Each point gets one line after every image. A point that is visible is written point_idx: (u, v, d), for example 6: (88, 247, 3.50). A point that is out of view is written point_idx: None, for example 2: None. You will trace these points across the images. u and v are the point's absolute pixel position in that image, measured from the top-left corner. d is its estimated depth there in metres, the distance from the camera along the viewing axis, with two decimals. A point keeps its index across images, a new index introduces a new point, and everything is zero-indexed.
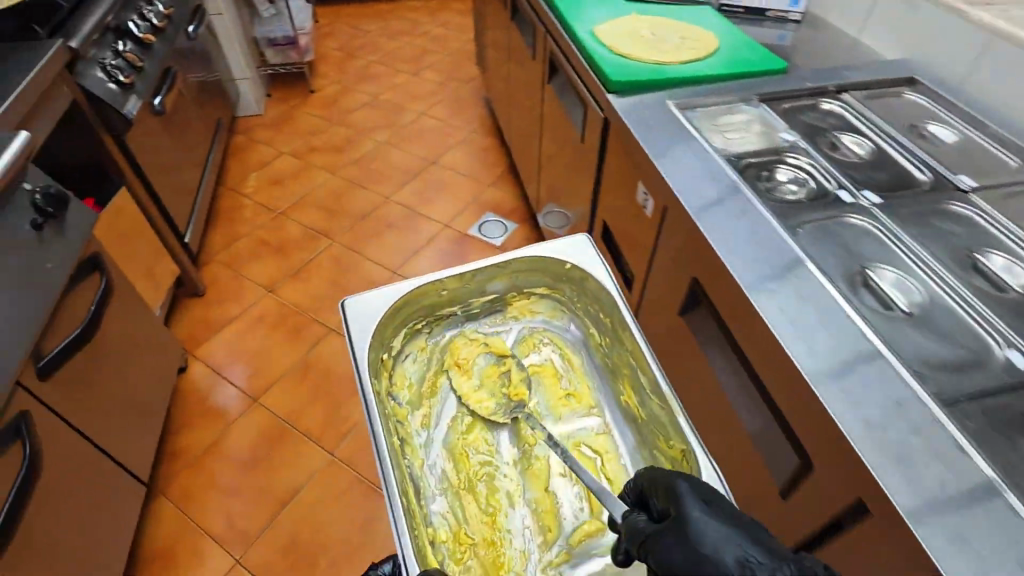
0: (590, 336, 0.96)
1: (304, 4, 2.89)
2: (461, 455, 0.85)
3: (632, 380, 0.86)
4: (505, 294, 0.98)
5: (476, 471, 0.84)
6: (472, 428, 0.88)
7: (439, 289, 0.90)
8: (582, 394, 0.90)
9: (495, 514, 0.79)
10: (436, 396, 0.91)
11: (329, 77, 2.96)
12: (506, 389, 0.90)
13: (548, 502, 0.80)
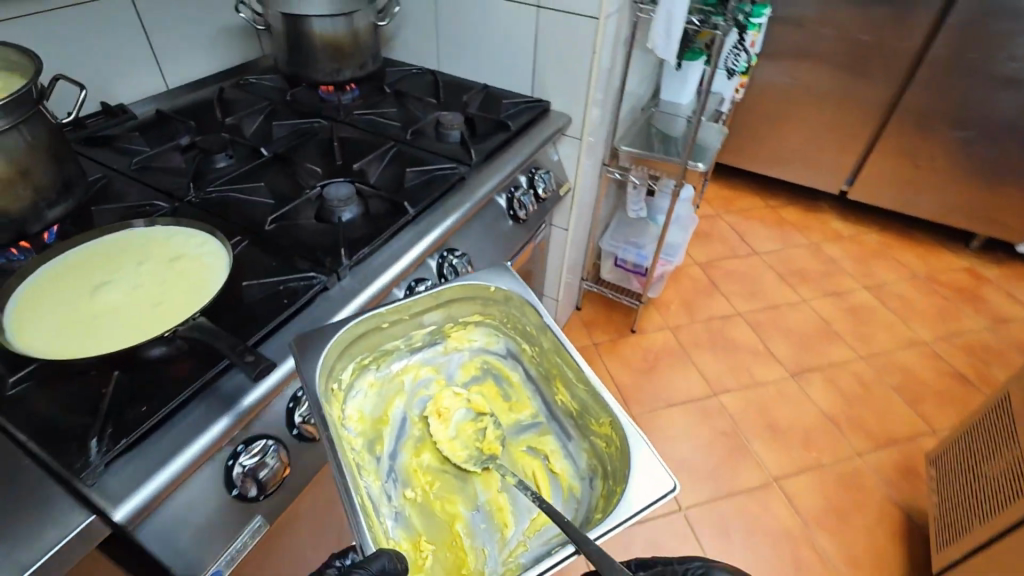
0: (515, 347, 1.01)
1: (690, 212, 1.98)
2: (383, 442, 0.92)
3: (563, 382, 0.92)
4: (440, 329, 1.00)
5: (436, 480, 0.91)
6: (431, 477, 0.92)
7: (376, 329, 0.90)
8: (520, 406, 0.96)
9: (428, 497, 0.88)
10: (362, 419, 0.93)
11: (666, 311, 2.06)
12: (483, 443, 0.93)
13: (500, 500, 0.87)
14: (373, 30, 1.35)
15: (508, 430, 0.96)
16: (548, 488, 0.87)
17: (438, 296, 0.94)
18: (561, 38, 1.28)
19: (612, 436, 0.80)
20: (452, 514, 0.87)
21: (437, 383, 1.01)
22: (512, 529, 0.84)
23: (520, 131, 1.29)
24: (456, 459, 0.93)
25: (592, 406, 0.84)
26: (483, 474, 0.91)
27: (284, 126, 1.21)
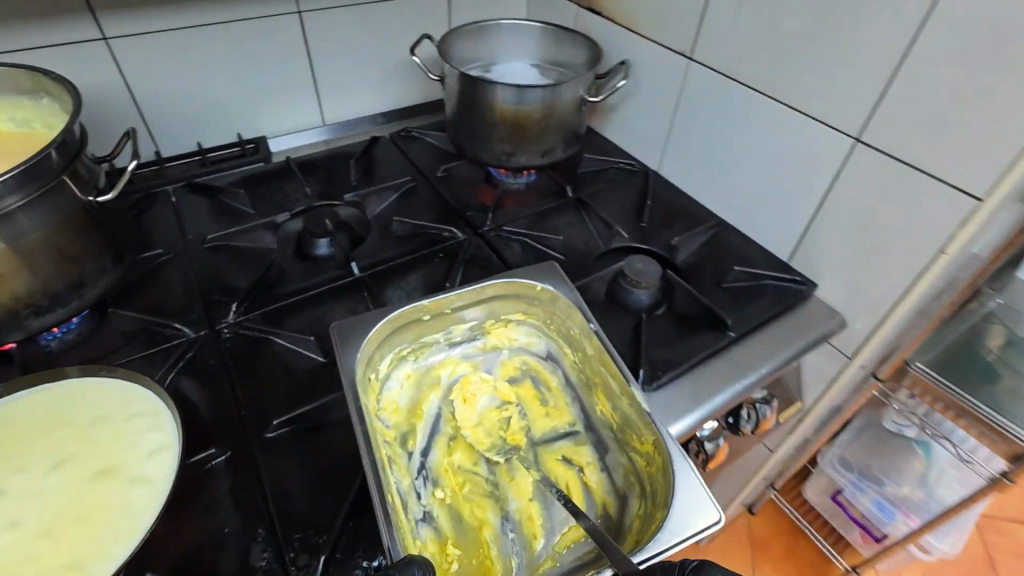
0: (559, 349, 0.77)
1: None
2: (410, 429, 0.74)
3: (607, 395, 0.71)
4: (480, 324, 0.78)
5: (469, 481, 0.74)
6: (462, 476, 0.74)
7: (416, 318, 0.72)
8: (557, 416, 0.77)
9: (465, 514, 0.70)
10: (388, 412, 0.73)
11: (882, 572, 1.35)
12: (504, 435, 0.77)
13: (532, 509, 0.70)
14: (580, 108, 0.93)
15: (545, 441, 0.76)
16: (581, 500, 0.70)
17: (473, 293, 0.74)
18: (884, 206, 0.71)
19: (656, 458, 0.61)
20: (483, 526, 0.69)
21: (470, 385, 0.79)
22: (545, 539, 0.68)
23: (738, 340, 0.76)
24: (492, 466, 0.75)
25: (636, 421, 0.65)
26: (514, 478, 0.74)
27: (408, 226, 0.87)
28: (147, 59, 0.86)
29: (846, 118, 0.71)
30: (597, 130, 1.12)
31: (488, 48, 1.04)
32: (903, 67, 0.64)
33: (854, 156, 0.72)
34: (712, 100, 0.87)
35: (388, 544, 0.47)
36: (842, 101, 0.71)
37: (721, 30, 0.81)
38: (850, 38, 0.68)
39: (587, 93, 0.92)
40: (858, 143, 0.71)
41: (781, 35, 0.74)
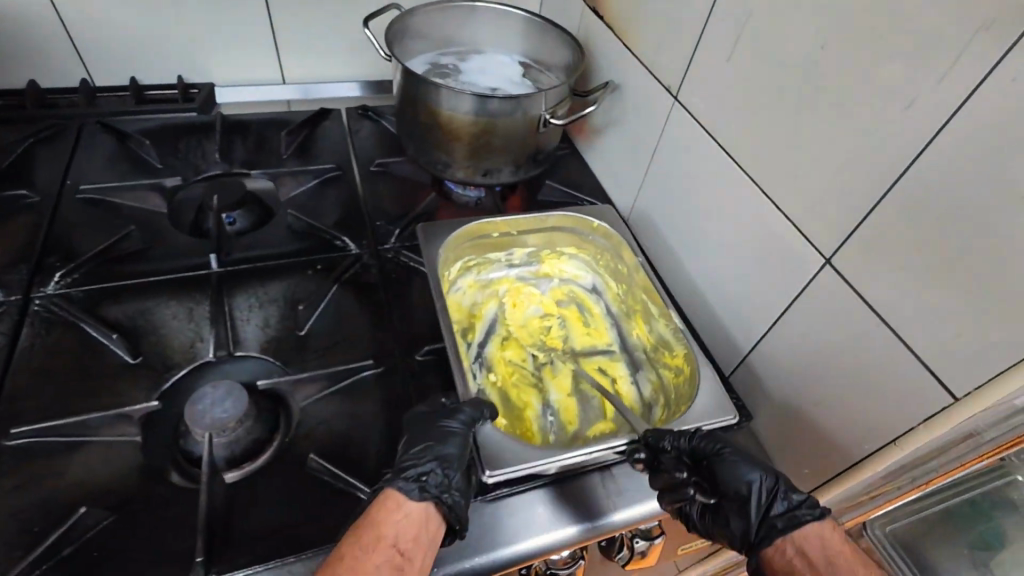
0: (605, 284, 0.80)
1: None
2: (480, 314, 0.77)
3: (644, 319, 0.73)
4: (536, 252, 0.80)
5: (518, 372, 0.71)
6: (513, 367, 0.71)
7: (486, 232, 0.75)
8: (598, 337, 0.76)
9: (522, 390, 0.69)
10: (461, 291, 0.76)
11: None
12: (548, 343, 0.75)
13: (570, 403, 0.68)
14: (537, 129, 0.78)
15: (583, 355, 0.73)
16: (611, 406, 0.67)
17: (530, 224, 0.77)
18: (842, 357, 0.54)
19: (685, 368, 0.66)
20: (526, 409, 0.67)
21: (523, 302, 0.79)
22: (580, 429, 0.65)
23: (614, 467, 0.60)
24: (539, 363, 0.72)
25: (670, 340, 0.68)
26: (552, 375, 0.71)
27: (304, 222, 0.77)
28: None
29: (822, 230, 0.54)
30: (579, 152, 0.96)
31: (469, 32, 0.90)
32: (901, 188, 0.46)
33: (821, 281, 0.55)
34: (688, 156, 0.70)
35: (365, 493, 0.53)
36: (820, 209, 0.53)
37: (710, 73, 0.64)
38: (845, 129, 0.49)
39: (548, 114, 0.76)
40: (829, 266, 0.54)
41: (770, 100, 0.56)
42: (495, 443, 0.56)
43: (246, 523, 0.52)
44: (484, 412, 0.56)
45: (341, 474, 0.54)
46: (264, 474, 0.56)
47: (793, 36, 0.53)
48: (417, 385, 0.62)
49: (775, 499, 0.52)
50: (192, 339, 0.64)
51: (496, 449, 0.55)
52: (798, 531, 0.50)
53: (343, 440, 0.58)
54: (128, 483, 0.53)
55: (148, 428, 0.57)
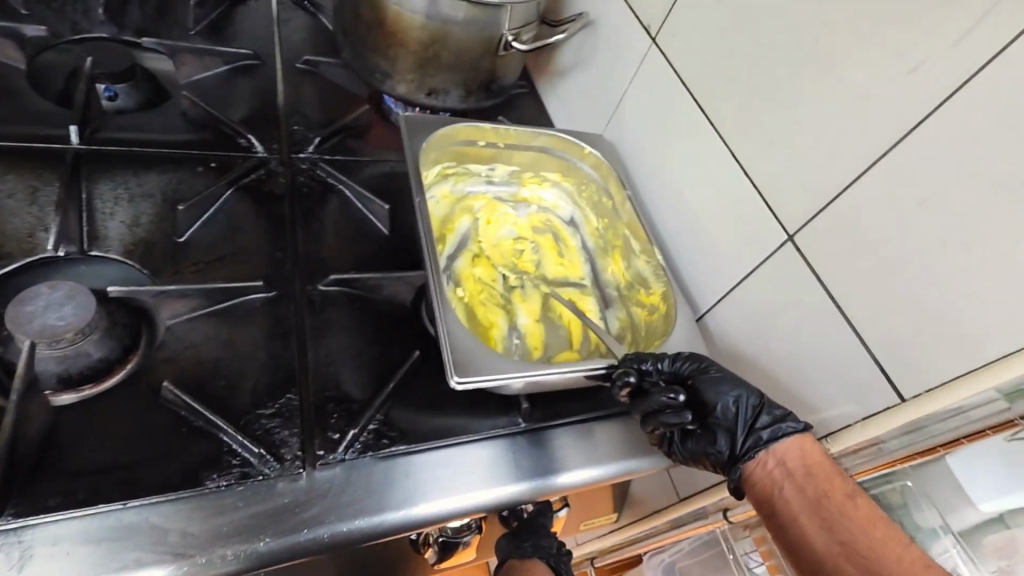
0: (584, 216, 0.68)
1: None
2: (450, 228, 0.63)
3: (626, 256, 0.63)
4: (519, 170, 0.68)
5: (487, 291, 0.59)
6: (481, 284, 0.59)
7: (470, 136, 0.63)
8: (572, 269, 0.64)
9: (491, 309, 0.58)
10: (434, 193, 0.63)
11: None
12: (519, 270, 0.63)
13: (537, 330, 0.57)
14: (496, 52, 0.68)
15: (554, 284, 0.62)
16: (580, 337, 0.57)
17: (518, 136, 0.65)
18: (784, 347, 0.49)
19: (663, 306, 0.58)
20: (489, 329, 0.56)
21: (500, 222, 0.66)
22: (545, 357, 0.55)
23: (533, 433, 0.54)
24: (510, 283, 0.61)
25: (650, 276, 0.60)
26: (521, 300, 0.60)
27: (202, 110, 0.64)
28: None
29: (788, 203, 0.48)
30: (539, 94, 0.87)
31: None
32: (886, 164, 0.40)
33: (776, 262, 0.49)
34: (655, 108, 0.63)
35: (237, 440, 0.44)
36: (791, 179, 0.47)
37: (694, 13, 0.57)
38: (835, 91, 0.43)
39: (512, 35, 0.67)
40: (790, 244, 0.48)
41: (757, 50, 0.50)
42: (465, 351, 0.46)
43: (66, 458, 0.41)
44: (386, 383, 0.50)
45: (200, 410, 0.45)
46: (103, 401, 0.45)
47: None
48: (312, 319, 0.53)
49: (759, 412, 0.46)
50: (31, 227, 0.51)
51: (469, 357, 0.46)
52: (781, 445, 0.44)
53: (210, 372, 0.48)
54: None
55: None
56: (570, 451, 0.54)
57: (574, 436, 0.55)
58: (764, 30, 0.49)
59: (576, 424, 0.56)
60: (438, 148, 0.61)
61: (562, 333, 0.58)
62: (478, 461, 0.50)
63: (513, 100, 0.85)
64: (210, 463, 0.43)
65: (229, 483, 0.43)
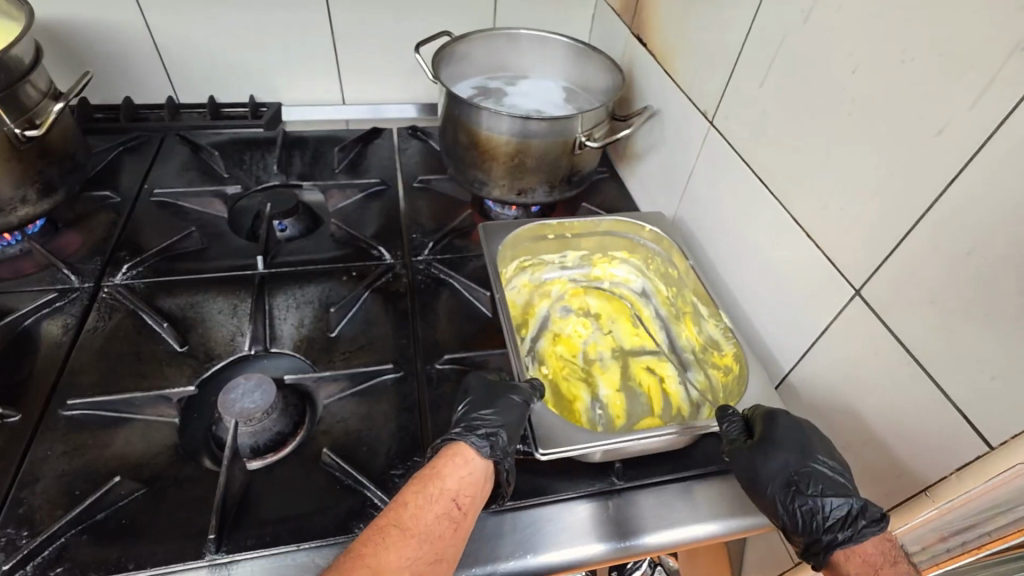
0: (654, 288, 0.74)
1: None
2: (529, 313, 0.72)
3: (694, 321, 0.68)
4: (589, 253, 0.76)
5: (568, 366, 0.66)
6: (564, 361, 0.67)
7: (540, 234, 0.72)
8: (647, 339, 0.70)
9: (575, 383, 0.65)
10: (514, 286, 0.72)
11: None
12: (597, 343, 0.70)
13: (618, 400, 0.63)
14: (572, 151, 0.79)
15: (631, 354, 0.69)
16: (659, 402, 0.63)
17: (582, 226, 0.73)
18: (872, 390, 0.51)
19: (735, 366, 0.61)
20: (573, 402, 0.63)
21: (576, 303, 0.74)
22: (628, 424, 0.61)
23: (627, 493, 0.58)
24: (590, 357, 0.68)
25: (721, 339, 0.63)
26: (604, 371, 0.66)
27: (346, 233, 0.81)
28: (169, 19, 0.90)
29: (854, 259, 0.52)
30: (619, 177, 0.96)
31: (517, 60, 0.93)
32: (929, 220, 0.45)
33: (850, 313, 0.53)
34: (721, 180, 0.70)
35: (376, 498, 0.54)
36: (850, 234, 0.52)
37: (744, 99, 0.64)
38: (872, 156, 0.49)
39: (585, 136, 0.78)
40: (857, 298, 0.52)
41: (800, 125, 0.56)
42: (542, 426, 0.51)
43: (257, 510, 0.54)
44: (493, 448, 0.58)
45: (351, 472, 0.56)
46: (281, 465, 0.58)
47: (823, 62, 0.53)
48: (431, 393, 0.63)
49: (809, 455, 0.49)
50: (232, 334, 0.68)
51: (549, 432, 0.54)
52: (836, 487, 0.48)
53: (355, 440, 0.59)
54: (160, 460, 0.57)
55: (185, 412, 0.62)
56: (673, 504, 0.58)
57: (678, 490, 0.59)
58: (803, 109, 0.56)
59: (677, 479, 0.59)
60: (513, 247, 0.71)
61: (643, 399, 0.64)
62: (585, 512, 0.56)
63: (595, 185, 0.95)
64: (357, 513, 0.54)
65: None
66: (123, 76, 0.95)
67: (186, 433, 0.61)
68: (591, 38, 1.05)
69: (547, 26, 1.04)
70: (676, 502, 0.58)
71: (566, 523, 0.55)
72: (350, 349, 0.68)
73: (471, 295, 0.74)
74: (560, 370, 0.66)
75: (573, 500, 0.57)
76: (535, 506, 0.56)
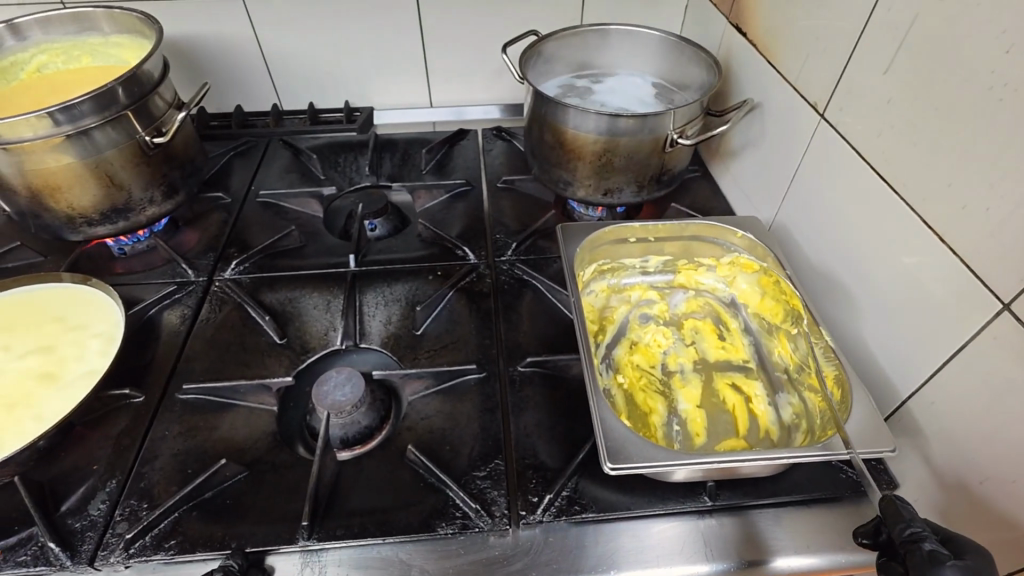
0: (745, 298, 0.68)
1: None
2: (606, 321, 0.68)
3: (789, 337, 0.62)
4: (674, 259, 0.71)
5: (646, 377, 0.63)
6: (641, 371, 0.63)
7: (619, 237, 0.69)
8: (733, 353, 0.65)
9: (652, 397, 0.61)
10: (591, 292, 0.69)
11: None
12: (680, 354, 0.65)
13: (697, 417, 0.59)
14: (664, 149, 0.75)
15: (716, 368, 0.64)
16: (745, 424, 0.58)
17: (668, 230, 0.68)
18: (1022, 421, 0.44)
19: (836, 392, 0.54)
20: (650, 416, 0.59)
21: (656, 311, 0.70)
22: (708, 444, 0.57)
23: (718, 515, 0.55)
24: (669, 369, 0.64)
25: (818, 359, 0.57)
26: (683, 386, 0.62)
27: (432, 232, 0.83)
28: (276, 31, 0.96)
29: (1001, 268, 0.45)
30: (712, 175, 0.91)
31: (606, 56, 0.91)
32: None
33: (996, 331, 0.46)
34: (834, 178, 0.63)
35: (459, 500, 0.54)
36: (1001, 239, 0.45)
37: (865, 88, 0.57)
38: None
39: (676, 133, 0.74)
40: (1005, 314, 0.45)
41: (935, 115, 0.50)
42: (619, 437, 0.47)
43: (346, 501, 0.56)
44: (578, 455, 0.56)
45: (434, 470, 0.56)
46: (368, 458, 0.60)
47: (967, 44, 0.46)
48: (514, 396, 0.63)
49: None
50: (326, 328, 0.72)
51: (624, 444, 0.46)
52: None
53: (438, 439, 0.60)
54: (260, 445, 0.60)
55: (283, 401, 0.66)
56: (770, 533, 0.54)
57: (777, 518, 0.55)
58: (941, 96, 0.49)
59: (775, 502, 0.55)
60: (591, 250, 0.68)
61: (725, 420, 0.59)
62: (671, 532, 0.54)
63: (686, 184, 0.90)
64: (439, 514, 0.54)
65: (453, 531, 0.53)
66: (235, 85, 1.03)
67: (282, 421, 0.64)
68: (683, 30, 1.01)
69: (637, 21, 1.00)
70: (773, 529, 0.54)
71: (653, 542, 0.53)
72: (435, 347, 0.69)
73: (555, 298, 0.72)
74: (634, 382, 0.62)
75: (660, 518, 0.54)
76: (621, 522, 0.54)
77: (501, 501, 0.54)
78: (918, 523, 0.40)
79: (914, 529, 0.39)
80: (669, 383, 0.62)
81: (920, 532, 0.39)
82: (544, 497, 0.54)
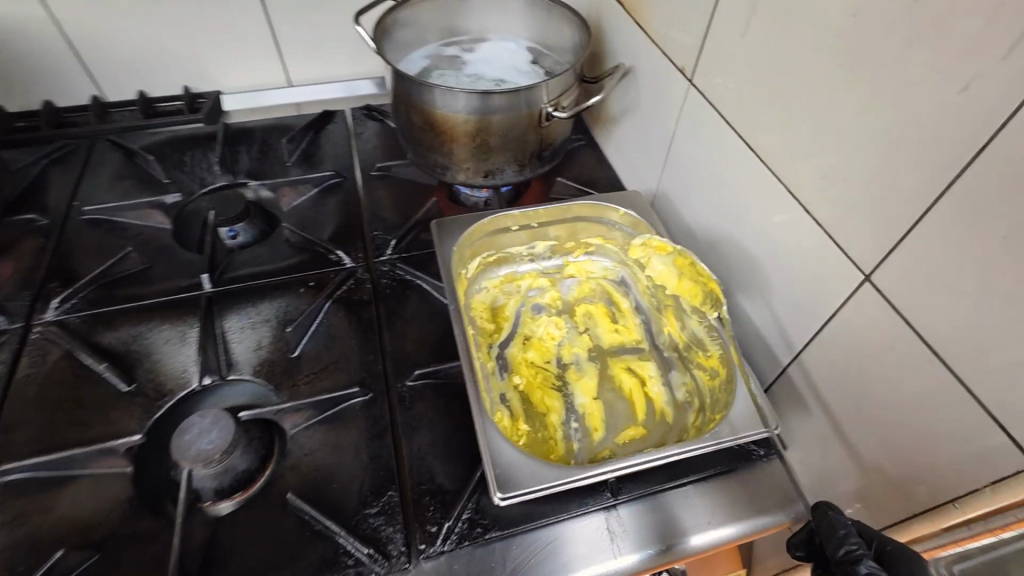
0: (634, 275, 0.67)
1: None
2: (497, 316, 0.64)
3: (677, 315, 0.61)
4: (561, 241, 0.68)
5: (542, 374, 0.60)
6: (536, 368, 0.60)
7: (501, 227, 0.64)
8: (627, 334, 0.64)
9: (550, 395, 0.58)
10: (478, 287, 0.65)
11: None
12: (575, 343, 0.63)
13: (594, 411, 0.57)
14: (540, 124, 0.71)
15: (611, 354, 0.62)
16: (641, 410, 0.58)
17: (549, 213, 0.65)
18: (888, 384, 0.46)
19: (722, 372, 0.54)
20: (547, 416, 0.57)
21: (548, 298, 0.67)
22: (607, 439, 0.55)
23: (622, 506, 0.54)
24: (564, 361, 0.61)
25: (704, 338, 0.57)
26: (579, 379, 0.60)
27: (300, 237, 0.74)
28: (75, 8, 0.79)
29: (862, 239, 0.45)
30: (596, 143, 0.87)
31: (473, 20, 0.83)
32: (959, 190, 0.38)
33: (859, 300, 0.47)
34: (707, 147, 0.62)
35: (350, 546, 0.49)
36: (861, 210, 0.45)
37: (727, 54, 0.55)
38: (882, 119, 0.41)
39: (551, 106, 0.69)
40: (867, 283, 0.46)
41: (794, 83, 0.48)
42: (508, 462, 0.44)
43: (224, 568, 0.50)
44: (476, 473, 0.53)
45: (321, 515, 0.51)
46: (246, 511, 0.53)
47: (818, 9, 0.44)
48: (404, 415, 0.58)
49: None
50: (184, 365, 0.62)
51: (513, 469, 0.44)
52: None
53: (325, 476, 0.54)
54: (113, 518, 0.52)
55: (139, 459, 0.57)
56: (674, 517, 0.54)
57: (680, 498, 0.55)
58: (797, 63, 0.47)
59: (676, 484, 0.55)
60: (470, 244, 0.63)
61: (622, 408, 0.58)
62: (578, 532, 0.52)
63: (571, 154, 0.86)
64: (331, 564, 0.49)
65: None
66: (36, 76, 0.85)
67: (138, 482, 0.55)
68: None
69: None
70: (676, 511, 0.54)
71: (561, 548, 0.51)
72: (315, 370, 0.62)
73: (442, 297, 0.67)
74: (530, 381, 0.59)
75: (568, 520, 0.53)
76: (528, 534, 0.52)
77: (396, 535, 0.50)
78: (853, 538, 0.40)
79: (852, 548, 0.39)
80: (565, 376, 0.60)
81: (856, 549, 0.39)
82: (444, 525, 0.51)
